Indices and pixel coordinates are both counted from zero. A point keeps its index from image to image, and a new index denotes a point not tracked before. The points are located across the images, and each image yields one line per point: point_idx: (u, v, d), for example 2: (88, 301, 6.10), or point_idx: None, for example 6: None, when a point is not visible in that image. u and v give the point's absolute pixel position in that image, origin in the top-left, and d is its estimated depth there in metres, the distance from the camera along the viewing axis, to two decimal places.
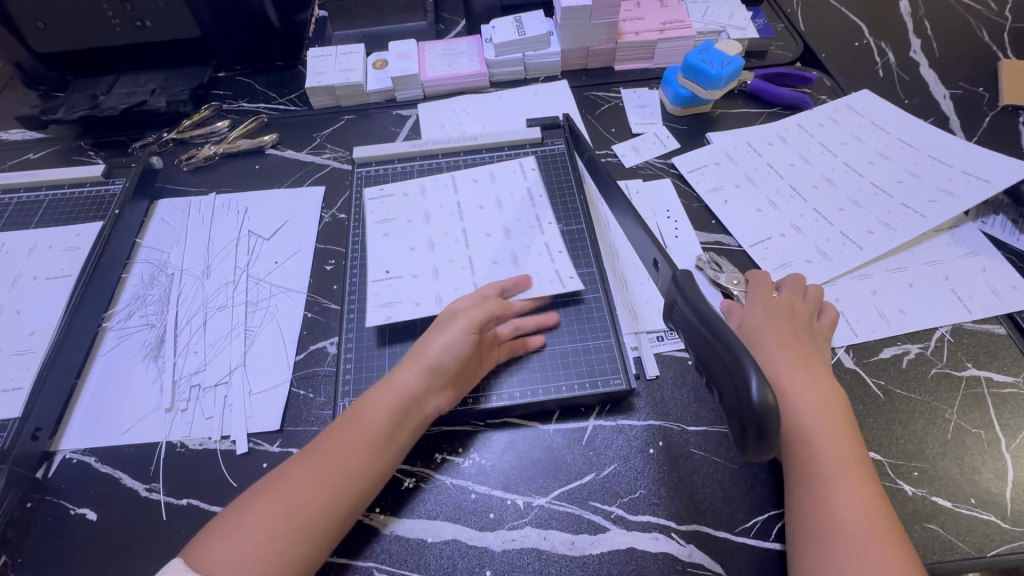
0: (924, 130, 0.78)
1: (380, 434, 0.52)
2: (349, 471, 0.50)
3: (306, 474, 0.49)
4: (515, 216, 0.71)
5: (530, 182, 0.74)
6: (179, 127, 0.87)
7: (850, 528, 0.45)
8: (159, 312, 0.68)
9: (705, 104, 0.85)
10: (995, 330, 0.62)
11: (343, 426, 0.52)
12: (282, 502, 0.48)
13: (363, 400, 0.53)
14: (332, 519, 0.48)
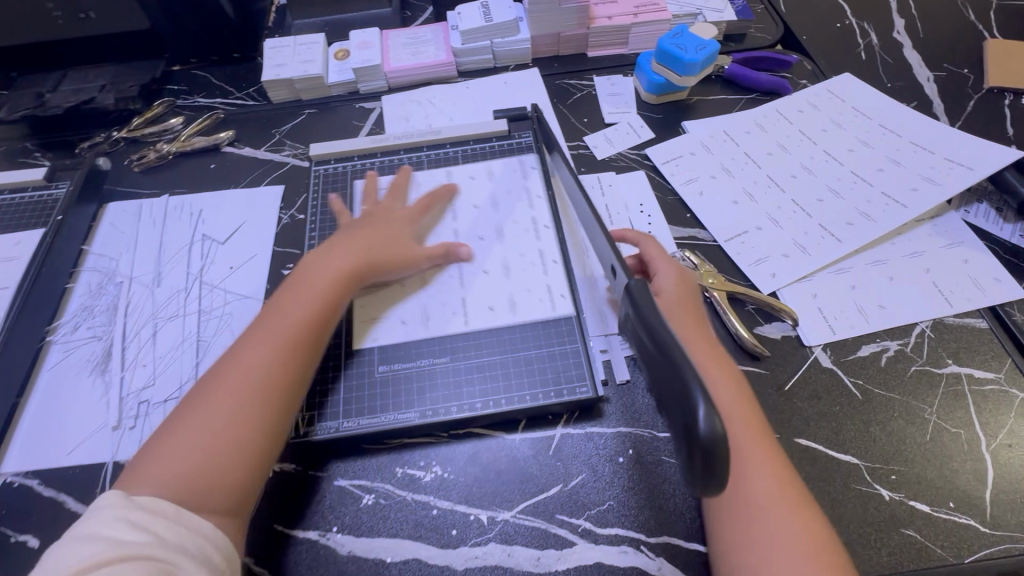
0: (906, 115, 0.76)
1: (297, 347, 0.53)
2: (268, 384, 0.51)
3: (221, 396, 0.49)
4: (508, 220, 0.68)
5: (525, 183, 0.71)
6: (130, 125, 0.83)
7: (762, 503, 0.46)
8: (107, 324, 0.65)
9: (681, 91, 0.81)
10: (976, 324, 0.60)
11: (257, 339, 0.53)
12: (229, 393, 0.50)
13: (275, 313, 0.55)
14: (267, 416, 0.50)
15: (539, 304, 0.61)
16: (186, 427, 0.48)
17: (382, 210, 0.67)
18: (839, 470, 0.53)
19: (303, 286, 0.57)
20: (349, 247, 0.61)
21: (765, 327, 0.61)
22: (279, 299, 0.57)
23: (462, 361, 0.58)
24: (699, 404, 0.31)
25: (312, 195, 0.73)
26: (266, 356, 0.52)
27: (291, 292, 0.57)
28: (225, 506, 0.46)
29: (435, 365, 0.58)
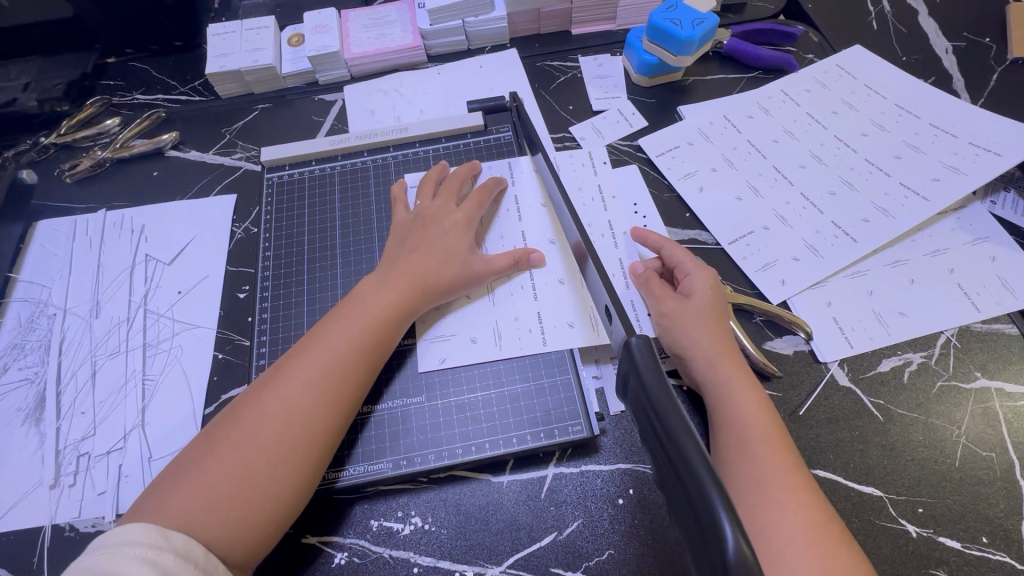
0: (925, 94, 0.68)
1: (345, 383, 0.47)
2: (304, 426, 0.44)
3: (247, 433, 0.44)
4: (497, 236, 0.60)
5: (518, 190, 0.63)
6: (59, 128, 0.73)
7: (792, 546, 0.40)
8: (40, 363, 0.57)
9: (676, 71, 0.73)
10: (1006, 331, 0.55)
11: (290, 367, 0.47)
12: (246, 437, 0.43)
13: (351, 334, 0.49)
14: (287, 469, 0.43)
15: (527, 336, 0.54)
16: (206, 464, 0.42)
17: (433, 211, 0.58)
18: (860, 504, 0.48)
19: (376, 305, 0.51)
20: (422, 257, 0.54)
21: (775, 342, 0.55)
22: (336, 318, 0.50)
23: (439, 397, 0.52)
24: (724, 519, 0.25)
25: (265, 205, 0.64)
26: (304, 392, 0.45)
27: (345, 313, 0.51)
28: (235, 558, 0.41)
29: (409, 405, 0.52)
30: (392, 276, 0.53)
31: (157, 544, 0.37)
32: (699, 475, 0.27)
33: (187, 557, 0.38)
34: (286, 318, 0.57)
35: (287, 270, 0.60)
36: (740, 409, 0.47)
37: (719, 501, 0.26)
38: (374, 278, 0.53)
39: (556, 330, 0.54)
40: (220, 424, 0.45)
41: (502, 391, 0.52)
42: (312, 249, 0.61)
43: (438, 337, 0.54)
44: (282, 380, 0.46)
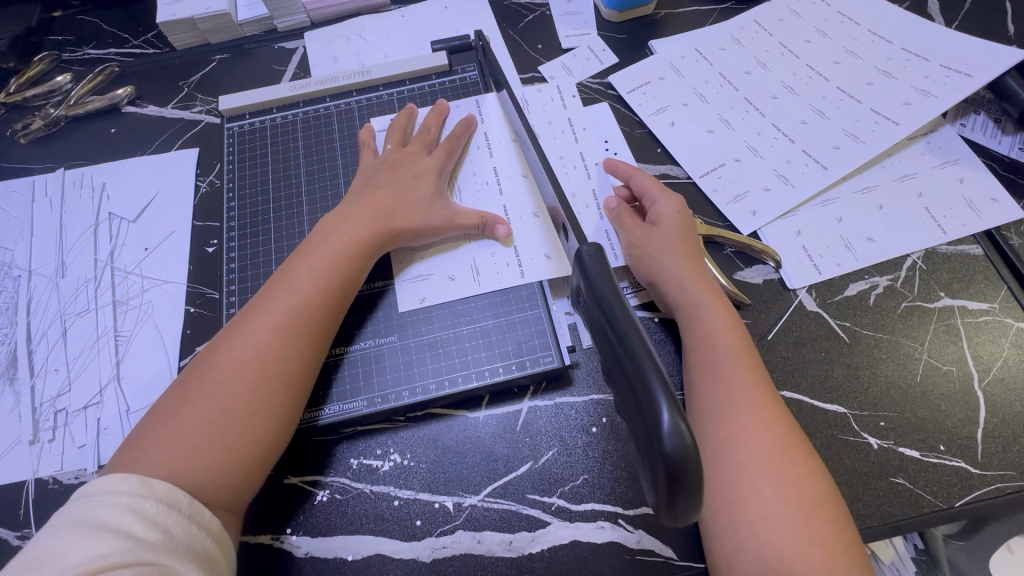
0: (899, 18, 0.67)
1: (315, 325, 0.47)
2: (279, 369, 0.45)
3: (221, 381, 0.43)
4: (470, 173, 0.59)
5: (490, 127, 0.62)
6: (7, 87, 0.70)
7: (754, 451, 0.42)
8: (8, 325, 0.57)
9: (647, 4, 0.71)
10: (971, 251, 0.55)
11: (256, 314, 0.46)
12: (221, 384, 0.43)
13: (317, 278, 0.48)
14: (268, 411, 0.44)
15: (505, 270, 0.54)
16: (182, 415, 0.42)
17: (403, 157, 0.57)
18: (824, 421, 0.49)
19: (340, 246, 0.50)
20: (386, 199, 0.53)
21: (745, 271, 0.56)
22: (297, 261, 0.49)
23: (411, 337, 0.52)
24: (664, 409, 0.28)
25: (226, 157, 0.62)
26: (274, 336, 0.45)
27: (307, 256, 0.50)
28: (228, 497, 0.42)
29: (383, 346, 0.52)
30: (356, 217, 0.52)
31: (141, 493, 0.38)
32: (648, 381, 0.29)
33: (171, 504, 0.38)
34: (255, 267, 0.57)
35: (253, 221, 0.59)
36: (710, 326, 0.47)
37: (661, 392, 0.28)
38: (334, 220, 0.52)
39: (536, 261, 0.54)
40: (190, 376, 0.44)
41: (482, 324, 0.52)
42: (278, 200, 0.60)
43: (416, 275, 0.54)
44: (249, 327, 0.46)
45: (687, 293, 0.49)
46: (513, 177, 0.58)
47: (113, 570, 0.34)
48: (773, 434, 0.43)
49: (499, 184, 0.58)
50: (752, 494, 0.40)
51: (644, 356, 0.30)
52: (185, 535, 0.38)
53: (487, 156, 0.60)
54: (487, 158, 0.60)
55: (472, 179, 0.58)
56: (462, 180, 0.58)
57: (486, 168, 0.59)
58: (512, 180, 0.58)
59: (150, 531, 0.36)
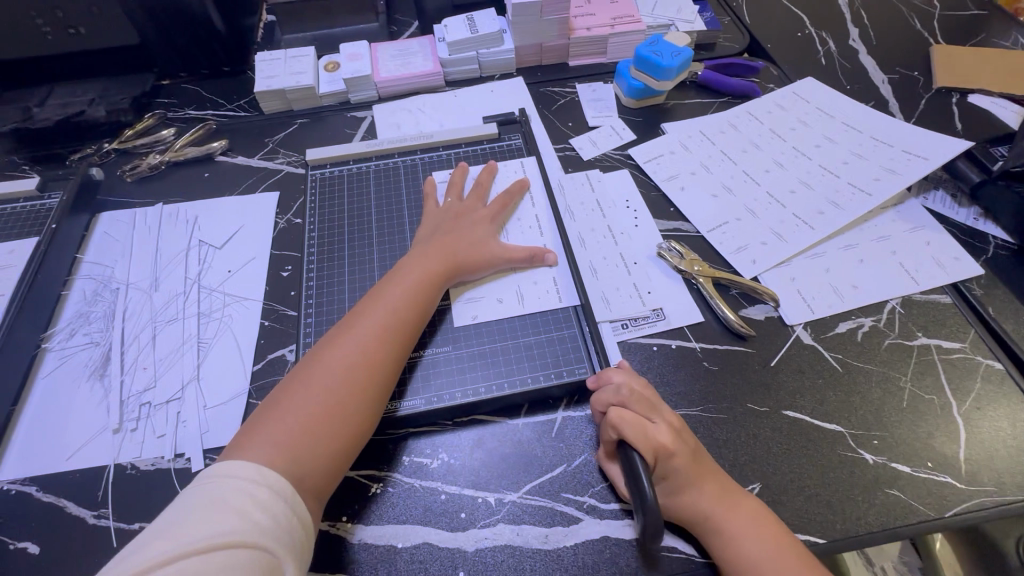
0: (866, 114, 0.81)
1: (402, 338, 0.55)
2: (372, 373, 0.52)
3: (327, 379, 0.51)
4: (516, 216, 0.70)
5: (534, 183, 0.74)
6: (121, 136, 0.83)
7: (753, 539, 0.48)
8: (104, 329, 0.65)
9: (658, 96, 0.86)
10: (941, 299, 0.65)
11: (355, 327, 0.55)
12: (324, 383, 0.51)
13: (404, 298, 0.57)
14: (359, 410, 0.51)
15: (546, 294, 0.63)
16: (293, 405, 0.49)
17: (463, 208, 0.68)
18: (824, 438, 0.56)
19: (422, 274, 0.60)
20: (456, 238, 0.64)
21: (749, 309, 0.65)
22: (388, 286, 0.59)
23: (463, 349, 0.60)
24: (647, 484, 0.45)
25: (307, 199, 0.74)
26: (370, 346, 0.53)
27: (394, 281, 0.59)
28: (321, 483, 0.48)
29: (437, 355, 0.60)
30: (434, 253, 0.62)
31: (257, 481, 0.44)
32: (636, 471, 0.46)
33: (280, 494, 0.44)
34: (328, 288, 0.66)
35: (328, 251, 0.69)
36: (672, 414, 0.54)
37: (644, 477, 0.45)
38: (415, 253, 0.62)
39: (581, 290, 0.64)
40: (298, 375, 0.52)
41: (527, 339, 0.61)
42: (350, 235, 0.70)
43: (472, 295, 0.63)
44: (349, 336, 0.54)
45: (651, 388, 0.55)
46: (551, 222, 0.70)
47: (237, 543, 0.39)
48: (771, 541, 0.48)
49: (541, 226, 0.69)
50: None
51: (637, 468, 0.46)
52: (289, 523, 0.43)
53: (529, 207, 0.71)
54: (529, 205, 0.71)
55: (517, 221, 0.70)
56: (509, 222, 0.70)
57: (528, 216, 0.70)
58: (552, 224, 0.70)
59: (263, 516, 0.42)
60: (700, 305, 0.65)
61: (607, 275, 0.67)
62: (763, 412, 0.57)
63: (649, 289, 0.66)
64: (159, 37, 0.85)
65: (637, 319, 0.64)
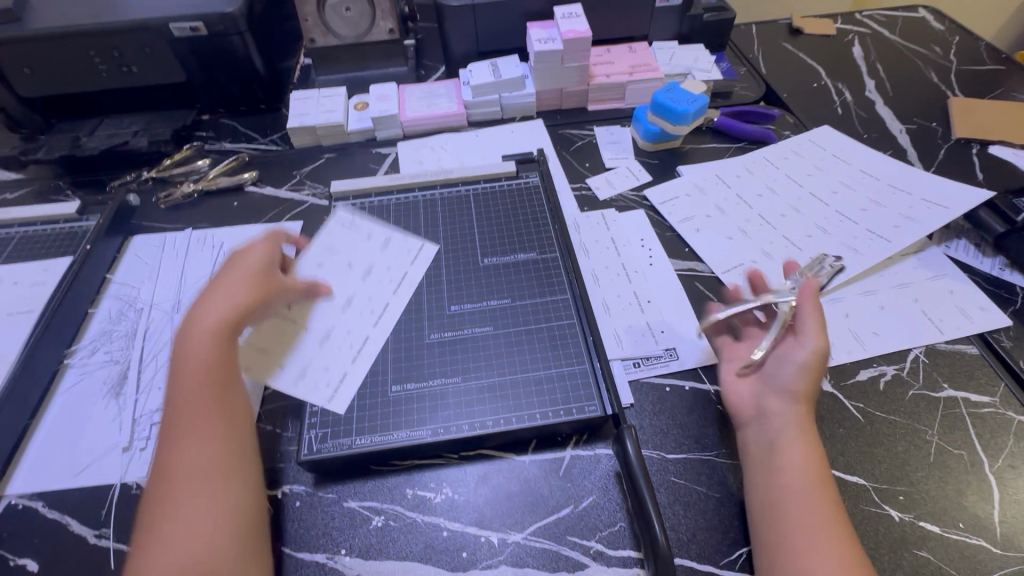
0: (884, 162, 0.82)
1: (222, 415, 0.52)
2: (211, 456, 0.49)
3: (175, 504, 0.47)
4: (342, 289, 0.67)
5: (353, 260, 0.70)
6: (160, 166, 0.88)
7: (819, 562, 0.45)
8: (124, 349, 0.66)
9: (675, 140, 0.88)
10: (968, 350, 0.63)
11: (174, 424, 0.51)
12: (173, 494, 0.48)
13: (196, 385, 0.52)
14: (226, 492, 0.48)
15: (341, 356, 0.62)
16: (153, 549, 0.45)
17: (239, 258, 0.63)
18: (847, 491, 0.53)
19: (208, 348, 0.54)
20: (251, 294, 0.58)
21: None
22: (178, 363, 0.54)
23: (473, 381, 0.60)
24: (657, 527, 0.47)
25: None
26: (190, 438, 0.50)
27: (186, 368, 0.53)
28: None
29: (446, 386, 0.60)
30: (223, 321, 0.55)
31: None
32: (647, 512, 0.48)
33: None
34: None
35: None
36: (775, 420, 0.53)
37: (655, 520, 0.47)
38: (194, 316, 0.56)
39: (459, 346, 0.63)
40: (152, 499, 0.48)
41: (536, 374, 0.60)
42: None
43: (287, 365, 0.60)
44: (169, 448, 0.50)
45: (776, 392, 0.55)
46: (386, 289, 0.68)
47: None
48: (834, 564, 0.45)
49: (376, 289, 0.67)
50: None
51: (648, 507, 0.48)
52: None
53: (544, 244, 0.73)
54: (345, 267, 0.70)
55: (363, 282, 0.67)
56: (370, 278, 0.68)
57: (542, 254, 0.72)
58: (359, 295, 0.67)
59: None
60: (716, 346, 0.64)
61: (621, 314, 0.67)
62: None
63: (662, 328, 0.66)
64: (203, 77, 0.91)
65: (650, 358, 0.63)
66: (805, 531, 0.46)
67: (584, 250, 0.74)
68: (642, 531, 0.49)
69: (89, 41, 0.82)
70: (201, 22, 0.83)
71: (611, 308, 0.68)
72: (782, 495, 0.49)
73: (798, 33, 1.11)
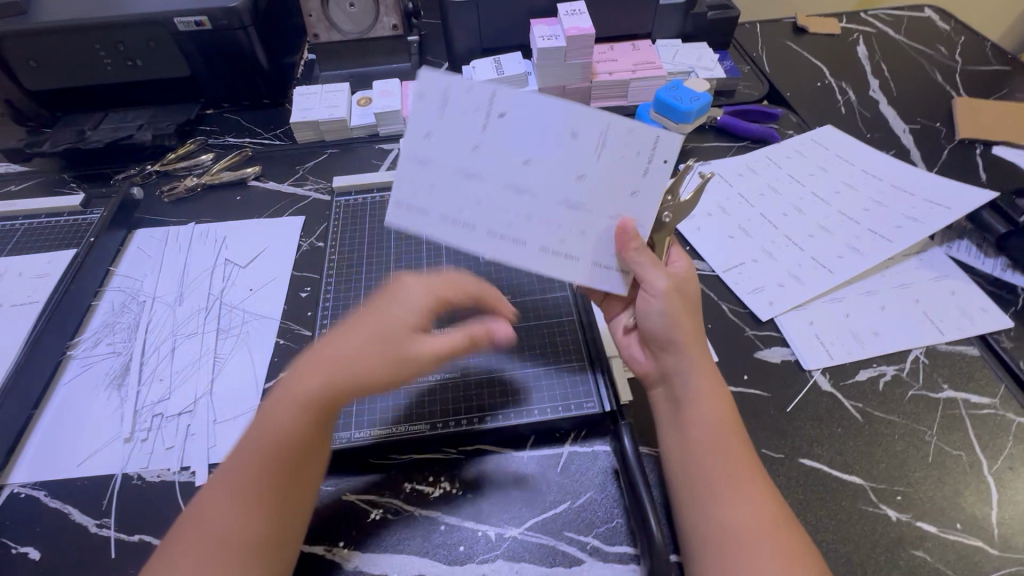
0: (887, 162, 0.82)
1: (274, 502, 0.45)
2: (261, 530, 0.44)
3: (204, 559, 0.42)
4: (460, 189, 0.49)
5: (435, 127, 0.48)
6: (164, 159, 0.88)
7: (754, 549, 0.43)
8: (127, 341, 0.67)
9: (677, 138, 0.87)
10: (968, 351, 0.62)
11: (238, 479, 0.45)
12: (211, 543, 0.43)
13: (278, 455, 0.46)
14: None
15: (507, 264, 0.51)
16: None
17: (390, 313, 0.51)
18: (844, 490, 0.53)
19: (295, 426, 0.46)
20: (370, 358, 0.47)
21: (765, 351, 0.63)
22: (271, 421, 0.47)
23: (472, 377, 0.60)
24: (654, 526, 0.47)
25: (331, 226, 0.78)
26: (248, 506, 0.44)
27: (268, 434, 0.46)
28: None
29: (445, 381, 0.60)
30: (324, 386, 0.47)
31: None
32: (643, 510, 0.49)
33: None
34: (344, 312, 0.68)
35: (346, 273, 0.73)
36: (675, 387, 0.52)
37: (651, 519, 0.48)
38: (302, 374, 0.48)
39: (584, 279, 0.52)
40: (181, 536, 0.44)
41: (535, 370, 0.61)
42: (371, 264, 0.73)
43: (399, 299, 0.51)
44: (223, 492, 0.45)
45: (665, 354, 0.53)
46: (614, 159, 0.48)
47: None
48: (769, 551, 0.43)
49: (580, 162, 0.48)
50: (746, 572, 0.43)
51: (644, 506, 0.49)
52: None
53: None
54: (432, 180, 0.49)
55: (565, 107, 0.47)
56: (578, 108, 0.47)
57: None
58: (539, 153, 0.48)
59: None
60: (715, 344, 0.64)
61: None
62: (779, 459, 0.55)
63: None
64: (208, 71, 0.91)
65: None
66: (742, 533, 0.44)
67: None
68: (638, 528, 0.49)
69: (94, 34, 0.82)
70: (206, 16, 0.83)
71: None
72: (717, 497, 0.46)
73: (803, 32, 1.11)
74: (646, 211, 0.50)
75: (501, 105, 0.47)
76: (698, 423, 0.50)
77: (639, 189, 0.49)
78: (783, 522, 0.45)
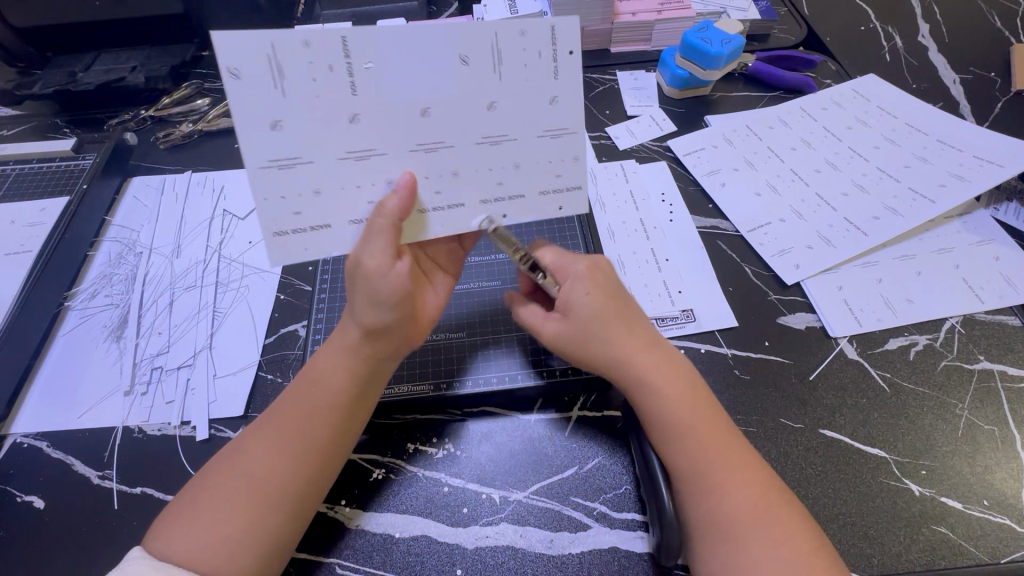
0: (934, 115, 0.75)
1: (312, 456, 0.46)
2: (294, 469, 0.45)
3: (238, 487, 0.44)
4: (346, 171, 0.43)
5: (282, 109, 0.41)
6: (158, 104, 0.84)
7: (749, 540, 0.42)
8: (124, 292, 0.65)
9: (703, 86, 0.81)
10: (1009, 321, 0.58)
11: (282, 417, 0.47)
12: (249, 475, 0.45)
13: (328, 400, 0.47)
14: (286, 515, 0.44)
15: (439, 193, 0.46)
16: (196, 513, 0.43)
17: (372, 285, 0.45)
18: (865, 463, 0.51)
19: (345, 384, 0.48)
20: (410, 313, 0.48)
21: (788, 317, 0.60)
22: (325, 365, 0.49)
23: (478, 334, 0.58)
24: (666, 495, 0.45)
25: None
26: (289, 444, 0.46)
27: (324, 383, 0.48)
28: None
29: (452, 339, 0.58)
30: (366, 343, 0.47)
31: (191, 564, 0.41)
32: (656, 480, 0.46)
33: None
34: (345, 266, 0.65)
35: None
36: (635, 373, 0.49)
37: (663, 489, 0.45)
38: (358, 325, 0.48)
39: (535, 206, 0.48)
40: (221, 465, 0.46)
41: None
42: None
43: (322, 256, 0.45)
44: (267, 428, 0.47)
45: (609, 351, 0.49)
46: (519, 74, 0.44)
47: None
48: (768, 542, 0.42)
49: (492, 87, 0.43)
50: (744, 562, 0.41)
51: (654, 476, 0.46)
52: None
53: None
54: (318, 185, 0.43)
55: (440, 28, 0.40)
56: (462, 25, 0.41)
57: None
58: (440, 98, 0.43)
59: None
60: (735, 309, 0.61)
61: (637, 271, 0.63)
62: (797, 429, 0.53)
63: (679, 288, 0.62)
64: (202, 7, 0.85)
65: (664, 319, 0.60)
66: (741, 529, 0.42)
67: (600, 204, 0.70)
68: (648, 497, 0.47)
69: None
70: None
71: (626, 265, 0.64)
72: (700, 488, 0.44)
73: None
74: (577, 140, 0.47)
75: (363, 54, 0.40)
76: (688, 413, 0.47)
77: (561, 96, 0.45)
78: (775, 502, 0.43)
